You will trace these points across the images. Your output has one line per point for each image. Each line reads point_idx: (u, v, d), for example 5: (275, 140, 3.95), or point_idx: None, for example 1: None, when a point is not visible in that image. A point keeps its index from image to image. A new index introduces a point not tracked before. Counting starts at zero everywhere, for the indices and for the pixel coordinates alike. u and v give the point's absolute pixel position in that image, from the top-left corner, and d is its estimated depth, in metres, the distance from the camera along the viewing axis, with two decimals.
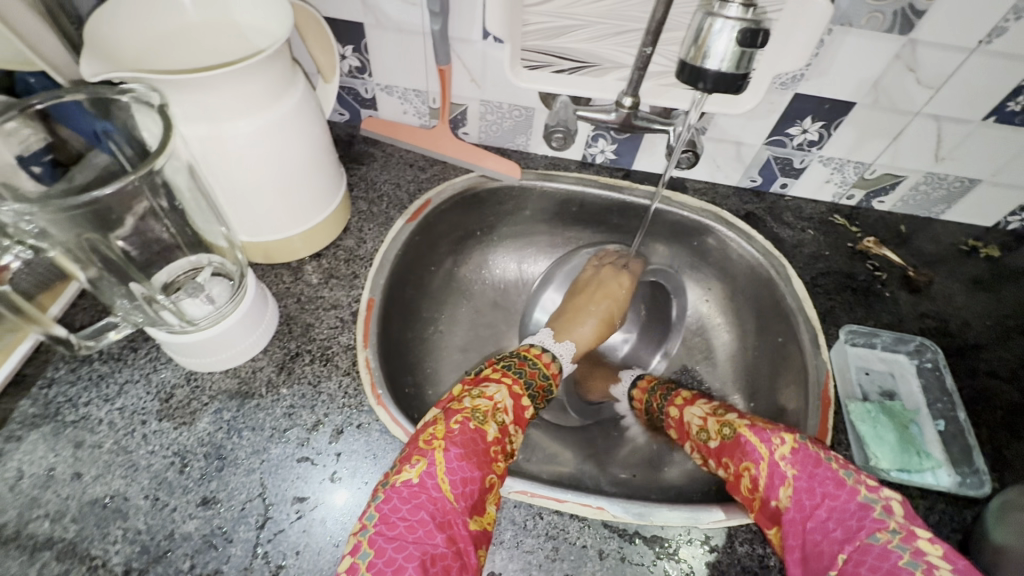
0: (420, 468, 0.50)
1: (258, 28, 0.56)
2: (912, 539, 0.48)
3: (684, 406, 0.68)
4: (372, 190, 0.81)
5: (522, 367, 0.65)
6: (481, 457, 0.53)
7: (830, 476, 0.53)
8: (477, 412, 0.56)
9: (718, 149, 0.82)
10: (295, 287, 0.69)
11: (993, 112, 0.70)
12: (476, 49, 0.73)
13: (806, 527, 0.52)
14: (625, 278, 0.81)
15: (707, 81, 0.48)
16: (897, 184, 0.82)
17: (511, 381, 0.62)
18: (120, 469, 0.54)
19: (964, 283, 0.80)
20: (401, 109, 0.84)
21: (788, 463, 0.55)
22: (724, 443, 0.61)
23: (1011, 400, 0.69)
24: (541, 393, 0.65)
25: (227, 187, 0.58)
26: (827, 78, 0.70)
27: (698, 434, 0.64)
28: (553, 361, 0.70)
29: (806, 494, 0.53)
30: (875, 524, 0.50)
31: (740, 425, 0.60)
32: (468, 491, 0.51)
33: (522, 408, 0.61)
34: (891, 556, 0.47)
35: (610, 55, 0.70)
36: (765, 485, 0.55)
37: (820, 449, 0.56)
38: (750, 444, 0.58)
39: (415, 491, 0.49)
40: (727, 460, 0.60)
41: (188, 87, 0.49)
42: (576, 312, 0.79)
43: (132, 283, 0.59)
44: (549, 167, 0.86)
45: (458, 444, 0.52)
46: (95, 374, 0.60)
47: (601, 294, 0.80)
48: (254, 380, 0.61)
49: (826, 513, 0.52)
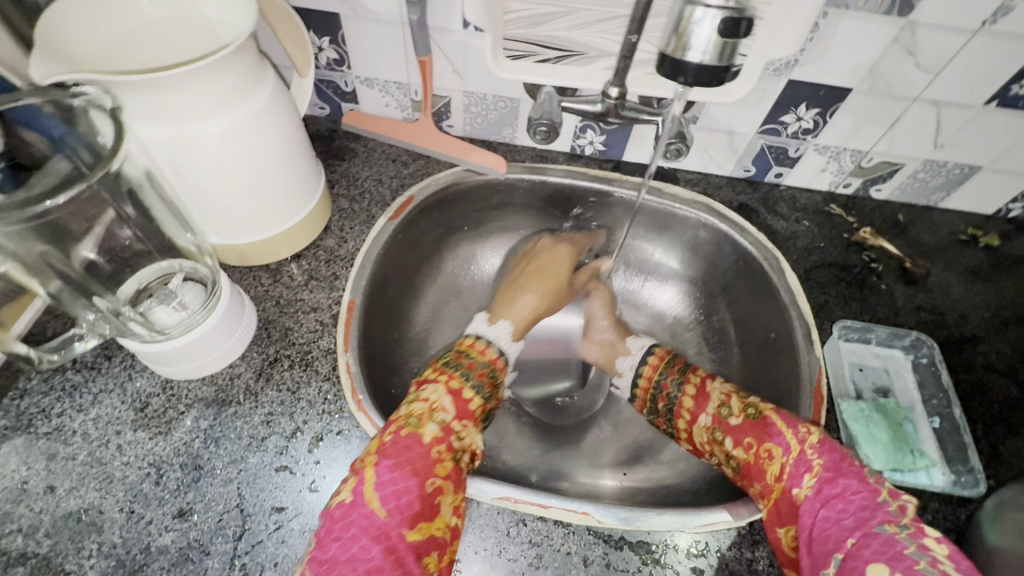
0: (351, 487, 0.49)
1: (224, 21, 0.52)
2: (921, 535, 0.44)
3: (703, 382, 0.63)
4: (354, 187, 0.78)
5: (459, 360, 0.61)
6: (418, 464, 0.51)
7: (855, 471, 0.50)
8: (411, 418, 0.54)
9: (710, 138, 0.79)
10: (274, 289, 0.67)
11: (995, 96, 0.67)
12: (457, 39, 0.70)
13: (819, 515, 0.49)
14: (558, 249, 0.79)
15: (687, 75, 0.47)
16: (895, 172, 0.80)
17: (448, 378, 0.59)
18: (95, 481, 0.53)
19: (961, 274, 0.78)
20: (382, 102, 0.81)
21: (814, 452, 0.53)
22: (746, 422, 0.58)
23: (1007, 395, 0.68)
24: (487, 382, 0.61)
25: (197, 191, 0.55)
26: (822, 64, 0.67)
27: (717, 408, 0.60)
28: (491, 346, 0.65)
29: (829, 484, 0.50)
30: (885, 516, 0.46)
31: (768, 408, 0.57)
32: (405, 503, 0.48)
33: (465, 402, 0.58)
34: (896, 544, 0.43)
35: (596, 43, 0.67)
36: (789, 472, 0.53)
37: (843, 446, 0.53)
38: (777, 428, 0.55)
39: (346, 511, 0.47)
40: (749, 440, 0.56)
41: (146, 88, 0.47)
42: (509, 291, 0.75)
43: (96, 297, 0.57)
44: (536, 160, 0.83)
45: (390, 455, 0.51)
46: (69, 384, 0.58)
47: (534, 270, 0.77)
48: (232, 387, 0.60)
49: (843, 504, 0.48)
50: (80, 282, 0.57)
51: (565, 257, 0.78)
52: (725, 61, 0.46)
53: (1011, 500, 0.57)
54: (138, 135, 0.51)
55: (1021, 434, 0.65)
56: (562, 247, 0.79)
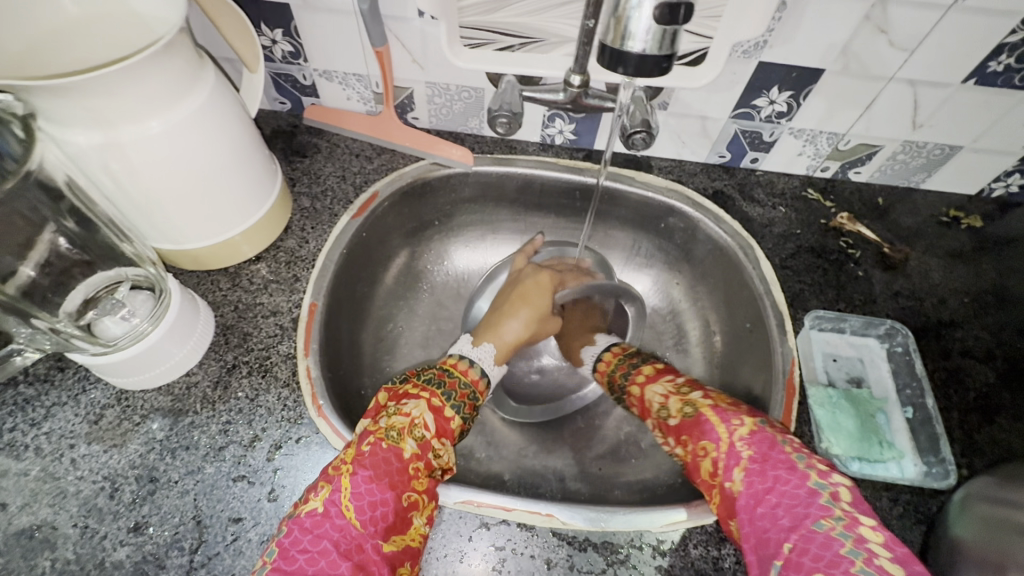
0: (324, 496, 0.47)
1: (155, 16, 0.50)
2: (855, 526, 0.44)
3: (645, 384, 0.64)
4: (316, 184, 0.75)
5: (442, 378, 0.60)
6: (395, 477, 0.50)
7: (783, 459, 0.49)
8: (391, 432, 0.52)
9: (682, 124, 0.76)
10: (232, 294, 0.65)
11: (973, 73, 0.65)
12: (413, 28, 0.67)
13: (755, 512, 0.48)
14: (540, 276, 0.74)
15: (630, 64, 0.47)
16: (874, 154, 0.77)
17: (431, 394, 0.57)
18: (48, 497, 0.52)
19: (941, 257, 0.76)
20: (344, 95, 0.78)
21: (743, 444, 0.52)
22: (683, 421, 0.58)
23: (984, 381, 0.66)
24: (468, 402, 0.60)
25: (137, 196, 0.53)
26: (793, 45, 0.64)
27: (658, 412, 0.61)
28: (474, 367, 0.63)
29: (758, 477, 0.49)
30: (820, 511, 0.45)
31: (703, 405, 0.57)
32: (379, 514, 0.48)
33: (446, 420, 0.57)
34: (834, 544, 0.43)
35: (555, 28, 0.65)
36: (721, 466, 0.52)
37: (777, 434, 0.53)
38: (710, 424, 0.55)
39: (318, 521, 0.46)
40: (686, 438, 0.56)
41: (66, 93, 0.44)
42: (494, 316, 0.71)
43: (32, 313, 0.55)
44: (505, 151, 0.80)
45: (366, 466, 0.49)
46: (21, 398, 0.57)
47: (517, 295, 0.73)
48: (188, 397, 0.58)
49: (776, 498, 0.47)
50: (12, 304, 0.54)
51: (549, 283, 0.73)
52: (665, 49, 0.46)
53: (980, 492, 0.54)
54: (67, 141, 0.48)
55: (997, 421, 0.64)
56: (544, 273, 0.74)
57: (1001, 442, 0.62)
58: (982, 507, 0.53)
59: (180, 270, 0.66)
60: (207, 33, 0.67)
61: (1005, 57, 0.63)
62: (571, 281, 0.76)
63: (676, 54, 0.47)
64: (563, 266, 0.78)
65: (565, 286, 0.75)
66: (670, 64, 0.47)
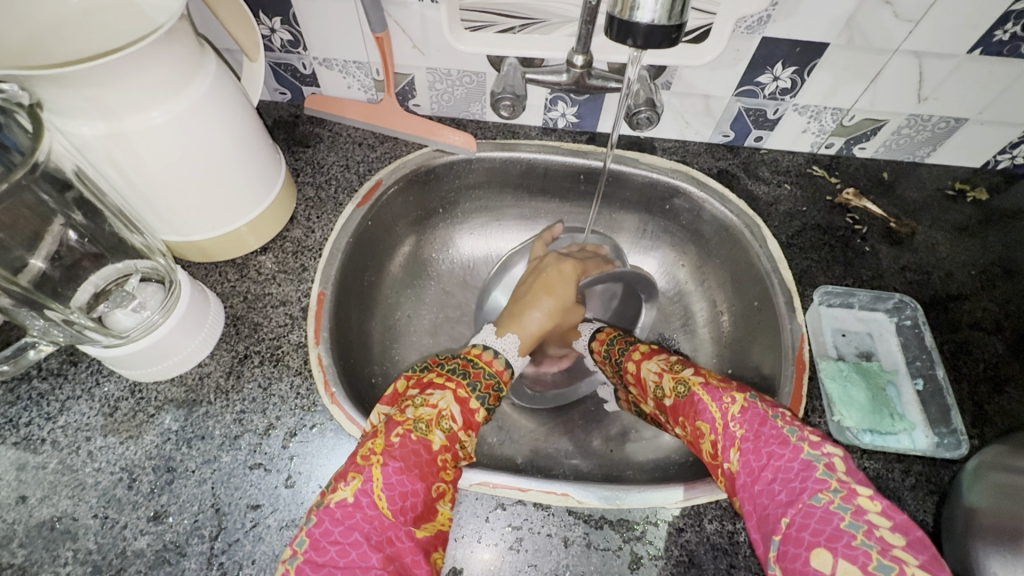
0: (355, 486, 0.47)
1: (154, 3, 0.50)
2: (853, 497, 0.44)
3: (640, 362, 0.65)
4: (320, 173, 0.75)
5: (466, 369, 0.60)
6: (425, 468, 0.50)
7: (775, 435, 0.50)
8: (420, 424, 0.52)
9: (686, 103, 0.75)
10: (240, 285, 0.65)
11: (979, 43, 0.64)
12: (413, 13, 0.66)
13: (754, 490, 0.48)
14: (563, 266, 0.74)
15: (639, 36, 0.46)
16: (879, 128, 0.77)
17: (456, 385, 0.57)
18: (67, 488, 0.53)
19: (947, 231, 0.75)
20: (344, 84, 0.77)
21: (736, 424, 0.52)
22: (678, 401, 0.59)
23: (993, 352, 0.66)
24: (492, 393, 0.60)
25: (141, 186, 0.53)
26: (797, 20, 0.63)
27: (654, 391, 0.62)
28: (498, 357, 0.64)
29: (753, 455, 0.49)
30: (817, 484, 0.45)
31: (695, 383, 0.57)
32: (409, 504, 0.48)
33: (471, 412, 0.57)
34: (834, 518, 0.42)
35: (557, 9, 0.64)
36: (720, 447, 0.53)
37: (770, 408, 0.53)
38: (703, 404, 0.56)
39: (349, 512, 0.46)
40: (683, 419, 0.58)
41: (69, 83, 0.44)
42: (517, 305, 0.72)
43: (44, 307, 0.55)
44: (507, 136, 0.79)
45: (397, 457, 0.49)
46: (35, 392, 0.57)
47: (540, 285, 0.73)
48: (202, 387, 0.59)
49: (772, 474, 0.48)
50: (25, 295, 0.54)
51: (572, 273, 0.73)
52: (674, 20, 0.46)
53: (992, 462, 0.53)
54: (72, 133, 0.48)
55: (1007, 391, 0.64)
56: (567, 263, 0.74)
57: (1011, 412, 0.62)
58: (994, 475, 0.51)
59: (187, 263, 0.66)
60: (207, 23, 0.67)
61: (1012, 26, 0.62)
62: (593, 270, 0.76)
63: (685, 25, 0.47)
64: (584, 254, 0.78)
65: (587, 276, 0.75)
66: (681, 33, 0.47)
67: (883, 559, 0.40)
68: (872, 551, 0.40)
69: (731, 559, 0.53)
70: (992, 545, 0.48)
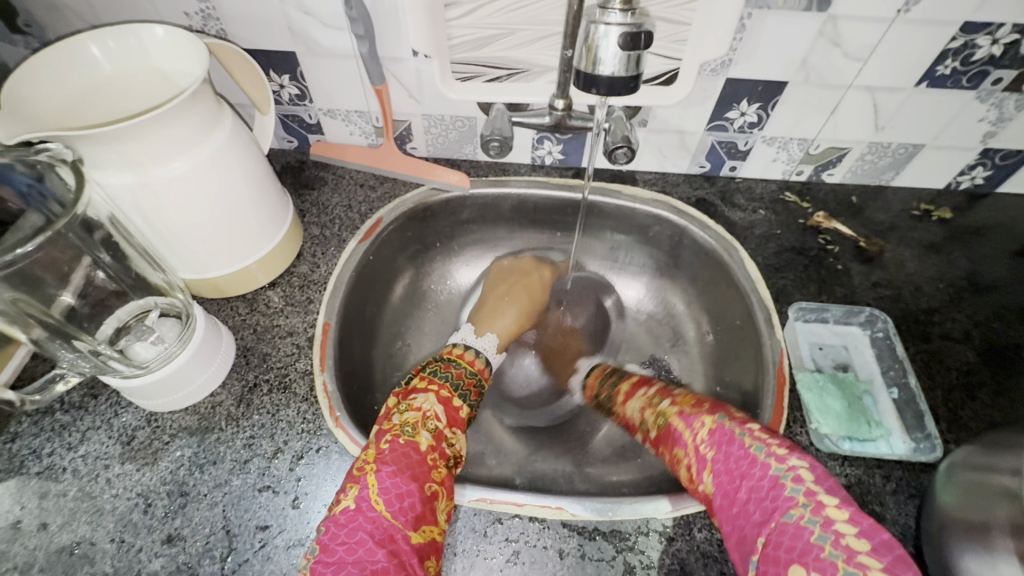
0: (354, 493, 0.51)
1: (181, 71, 0.57)
2: (821, 510, 0.47)
3: (625, 400, 0.71)
4: (324, 214, 0.80)
5: (449, 370, 0.66)
6: (416, 468, 0.53)
7: (743, 453, 0.53)
8: (406, 426, 0.56)
9: (662, 139, 0.81)
10: (251, 318, 0.70)
11: (924, 77, 0.70)
12: (408, 67, 0.73)
13: (731, 512, 0.51)
14: (542, 271, 0.86)
15: (601, 86, 0.53)
16: (844, 155, 0.82)
17: (438, 388, 0.62)
18: (86, 515, 0.56)
19: (915, 248, 0.80)
20: (346, 131, 0.84)
21: (707, 446, 0.56)
22: (659, 432, 0.63)
23: (964, 361, 0.70)
24: (473, 390, 0.66)
25: (162, 233, 0.59)
26: (756, 61, 0.70)
27: (640, 426, 0.67)
28: (480, 356, 0.72)
29: (727, 476, 0.53)
30: (787, 502, 0.48)
31: (670, 414, 0.62)
32: (407, 504, 0.51)
33: (456, 410, 0.62)
34: (804, 533, 0.46)
35: (539, 59, 0.71)
36: (694, 471, 0.56)
37: (737, 427, 0.56)
38: (679, 432, 0.60)
39: (351, 516, 0.49)
40: (663, 449, 0.62)
41: (103, 140, 0.50)
42: (496, 304, 0.81)
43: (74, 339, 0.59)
44: (499, 173, 0.85)
45: (388, 462, 0.53)
46: (57, 424, 0.61)
47: (519, 287, 0.84)
48: (214, 415, 0.62)
49: (747, 495, 0.51)
50: (58, 327, 0.58)
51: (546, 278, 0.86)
52: (631, 71, 0.52)
53: (963, 461, 0.54)
54: (105, 182, 0.54)
55: (980, 397, 0.67)
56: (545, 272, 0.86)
57: (985, 417, 0.65)
58: (965, 474, 0.53)
59: (200, 299, 0.71)
60: (223, 81, 0.74)
61: (951, 61, 0.68)
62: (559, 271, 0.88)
63: (641, 75, 0.53)
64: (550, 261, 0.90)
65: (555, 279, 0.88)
66: (638, 82, 0.53)
67: (849, 567, 0.43)
68: (837, 561, 0.43)
69: (721, 566, 0.55)
70: (965, 542, 0.50)
